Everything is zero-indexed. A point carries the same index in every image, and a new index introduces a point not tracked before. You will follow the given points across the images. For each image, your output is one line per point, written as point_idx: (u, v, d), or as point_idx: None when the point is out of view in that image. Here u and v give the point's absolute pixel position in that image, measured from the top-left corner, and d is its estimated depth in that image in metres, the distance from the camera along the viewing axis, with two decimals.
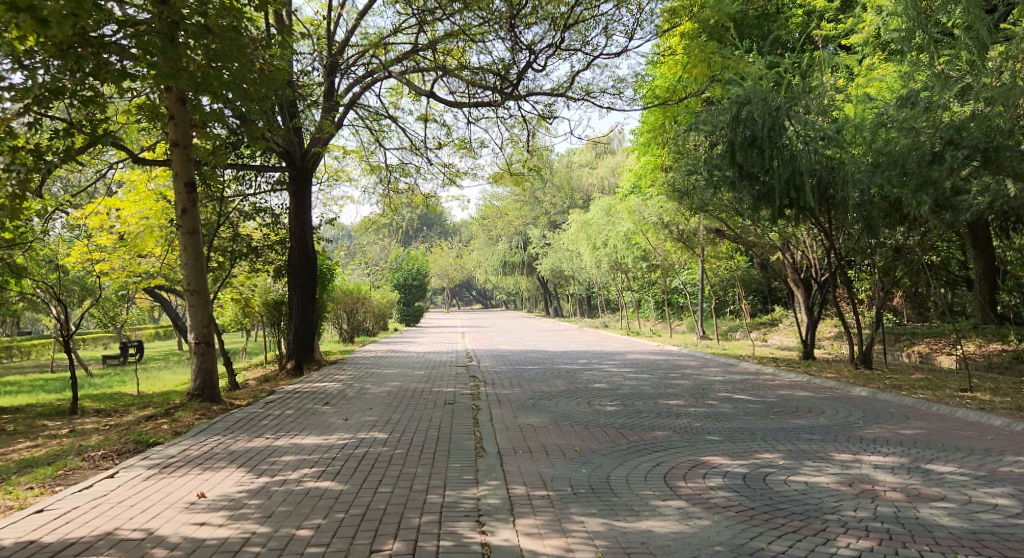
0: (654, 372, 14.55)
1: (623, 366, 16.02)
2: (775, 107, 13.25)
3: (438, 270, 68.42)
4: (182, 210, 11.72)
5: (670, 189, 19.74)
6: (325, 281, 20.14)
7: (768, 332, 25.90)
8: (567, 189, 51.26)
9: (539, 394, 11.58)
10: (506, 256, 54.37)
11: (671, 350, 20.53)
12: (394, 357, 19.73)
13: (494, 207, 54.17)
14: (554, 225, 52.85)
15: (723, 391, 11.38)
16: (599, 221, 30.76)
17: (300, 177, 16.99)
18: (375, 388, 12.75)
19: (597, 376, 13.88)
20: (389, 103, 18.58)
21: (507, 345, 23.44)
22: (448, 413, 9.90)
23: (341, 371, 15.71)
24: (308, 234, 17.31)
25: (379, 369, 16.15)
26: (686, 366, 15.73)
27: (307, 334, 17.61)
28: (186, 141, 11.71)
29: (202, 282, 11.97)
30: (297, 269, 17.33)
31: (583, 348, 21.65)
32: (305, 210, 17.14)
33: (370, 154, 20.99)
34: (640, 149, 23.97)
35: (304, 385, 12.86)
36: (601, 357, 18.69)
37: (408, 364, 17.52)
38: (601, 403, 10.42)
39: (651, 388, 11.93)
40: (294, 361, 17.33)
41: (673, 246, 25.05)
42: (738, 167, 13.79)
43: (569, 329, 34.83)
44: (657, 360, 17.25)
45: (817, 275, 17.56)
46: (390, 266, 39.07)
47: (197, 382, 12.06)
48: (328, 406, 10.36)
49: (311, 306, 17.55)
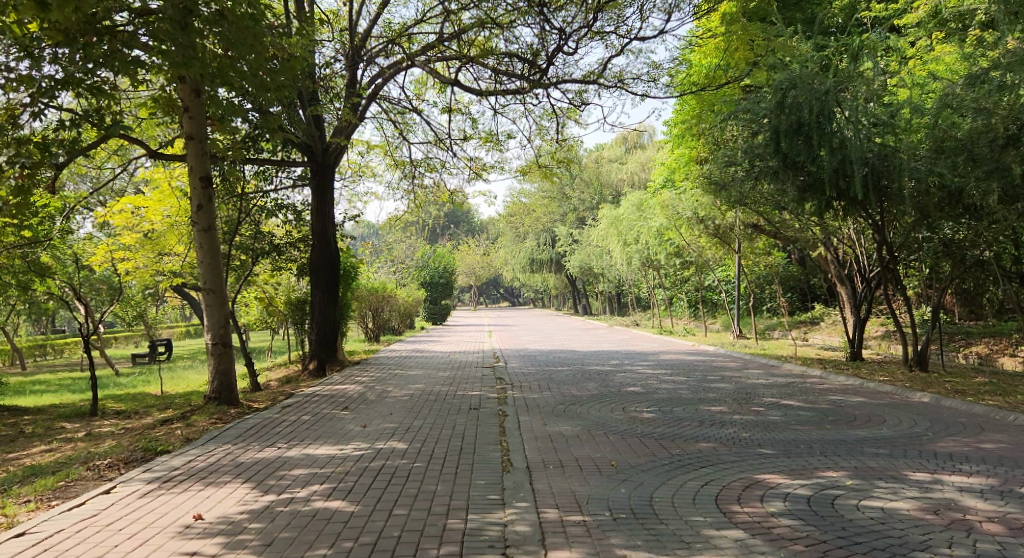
0: (692, 374, 13.82)
1: (658, 367, 15.29)
2: (825, 90, 12.50)
3: (466, 267, 67.97)
4: (197, 206, 11.16)
5: (705, 183, 18.95)
6: (350, 279, 19.65)
7: (808, 331, 24.97)
8: (597, 184, 50.48)
9: (570, 398, 10.93)
10: (535, 253, 53.72)
11: (707, 350, 19.73)
12: (421, 357, 19.19)
13: (521, 203, 53.56)
14: (583, 221, 52.13)
15: (769, 396, 10.64)
16: (630, 217, 30.00)
17: (322, 172, 16.47)
18: (398, 391, 12.19)
19: (632, 379, 13.19)
20: (414, 94, 18.04)
21: (536, 345, 22.79)
22: (474, 419, 9.28)
23: (365, 372, 15.19)
24: (330, 232, 16.78)
25: (404, 370, 15.62)
26: (725, 367, 14.96)
27: (330, 335, 17.09)
28: (201, 136, 11.09)
29: (219, 281, 11.44)
30: (319, 267, 16.82)
31: (615, 348, 20.94)
32: (327, 206, 16.61)
33: (395, 148, 20.47)
34: (673, 142, 23.17)
35: (325, 388, 12.34)
36: (634, 358, 17.95)
37: (434, 365, 16.95)
38: (638, 409, 9.76)
39: (690, 392, 11.23)
40: (316, 362, 16.81)
41: (708, 242, 24.22)
42: (784, 156, 13.09)
43: (599, 328, 34.11)
44: (694, 361, 16.48)
45: (864, 271, 16.67)
46: (417, 263, 38.59)
47: (213, 384, 11.54)
48: (347, 411, 9.79)
49: (334, 306, 17.02)
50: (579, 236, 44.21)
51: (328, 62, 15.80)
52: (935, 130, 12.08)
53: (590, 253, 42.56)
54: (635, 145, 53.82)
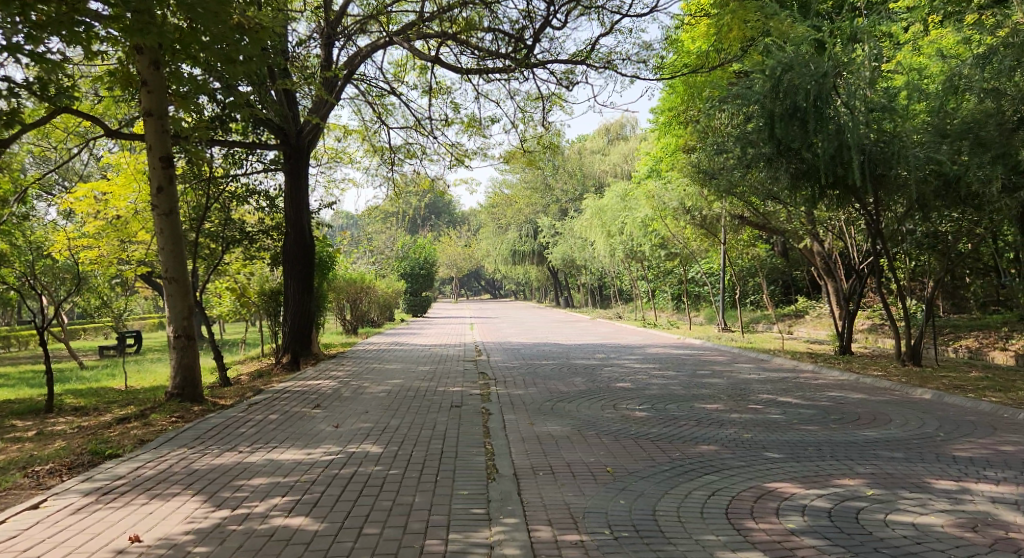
0: (681, 369, 13.32)
1: (646, 361, 14.78)
2: (823, 73, 11.98)
3: (447, 259, 67.29)
4: (157, 188, 10.48)
5: (694, 172, 18.36)
6: (325, 270, 18.91)
7: (794, 324, 24.59)
8: (580, 175, 50.00)
9: (556, 395, 10.37)
10: (516, 245, 53.16)
11: (693, 343, 19.26)
12: (399, 350, 18.52)
13: (503, 194, 52.97)
14: (565, 213, 51.65)
15: (765, 392, 10.14)
16: (614, 208, 29.49)
17: (295, 156, 15.75)
18: (375, 386, 11.56)
19: (619, 374, 12.65)
20: (394, 77, 17.36)
21: (518, 338, 22.22)
22: (455, 418, 8.67)
23: (341, 366, 14.53)
24: (304, 219, 16.07)
25: (382, 364, 14.97)
26: (714, 362, 14.44)
27: (304, 327, 16.36)
28: (160, 111, 10.44)
29: (182, 268, 10.76)
30: (292, 256, 16.11)
31: (599, 341, 20.42)
32: (301, 192, 15.91)
33: (373, 134, 19.78)
34: (659, 130, 22.64)
35: (297, 384, 11.68)
36: (620, 351, 17.43)
37: (412, 358, 16.29)
38: (629, 407, 9.22)
39: (681, 388, 10.70)
40: (289, 355, 16.06)
41: (694, 233, 23.74)
42: (777, 142, 12.56)
43: (582, 321, 33.65)
44: (682, 355, 15.98)
45: (855, 262, 16.20)
46: (396, 254, 37.86)
47: (176, 379, 10.84)
48: (318, 409, 9.15)
49: (307, 296, 16.30)
50: (561, 227, 43.70)
51: (302, 42, 15.04)
52: (937, 114, 11.63)
53: (572, 244, 42.07)
54: (617, 136, 53.40)
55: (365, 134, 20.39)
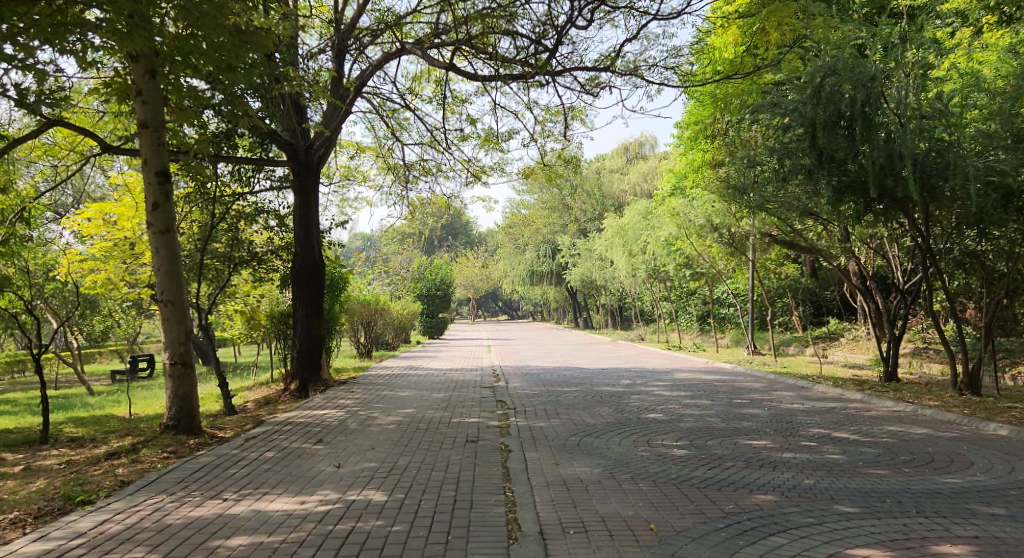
0: (715, 397, 12.37)
1: (676, 388, 13.83)
2: (871, 76, 11.08)
3: (464, 280, 66.55)
4: (152, 205, 9.75)
5: (725, 188, 17.42)
6: (337, 291, 18.15)
7: (827, 347, 23.51)
8: (599, 195, 49.22)
9: (583, 428, 9.48)
10: (534, 265, 52.27)
11: (723, 368, 18.26)
12: (414, 375, 17.69)
13: (520, 215, 52.24)
14: (583, 233, 50.83)
15: (813, 426, 9.20)
16: (636, 227, 28.58)
17: (304, 172, 14.98)
18: (385, 417, 10.72)
19: (649, 402, 11.73)
20: (409, 90, 16.67)
21: (538, 362, 21.30)
22: (471, 457, 7.81)
23: (352, 394, 13.72)
24: (314, 239, 15.30)
25: (395, 391, 14.13)
26: (750, 389, 13.47)
27: (314, 351, 15.60)
28: (157, 124, 9.69)
29: (179, 292, 10.00)
30: (301, 277, 15.35)
31: (623, 366, 19.46)
32: (310, 210, 15.13)
33: (388, 150, 19.11)
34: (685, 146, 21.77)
35: (302, 414, 10.86)
36: (646, 377, 16.49)
37: (427, 385, 15.44)
38: (664, 443, 8.31)
39: (720, 420, 9.76)
40: (298, 381, 15.31)
41: (721, 253, 22.76)
42: (818, 152, 11.65)
43: (603, 343, 32.67)
44: (713, 381, 15.02)
45: (900, 282, 15.21)
46: (412, 275, 37.14)
47: (171, 410, 10.08)
48: (320, 444, 8.34)
49: (317, 319, 15.54)
50: (580, 247, 42.83)
51: (312, 53, 14.32)
52: None
53: (591, 264, 41.17)
54: (636, 155, 52.64)
55: (379, 152, 19.67)
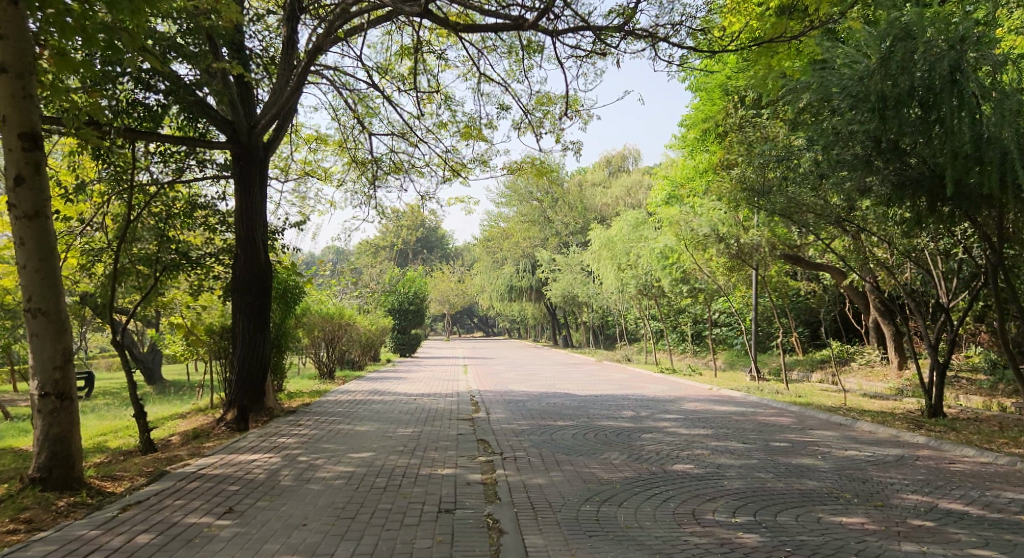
0: (747, 439, 10.02)
1: (693, 425, 11.46)
2: (960, 35, 8.85)
3: (439, 295, 64.11)
4: (15, 179, 7.40)
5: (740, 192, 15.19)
6: (288, 302, 15.61)
7: (838, 372, 21.32)
8: (581, 208, 47.36)
9: (595, 487, 7.08)
10: (514, 280, 49.73)
11: (734, 398, 15.95)
12: (379, 403, 15.12)
13: (499, 228, 50.03)
14: (564, 247, 48.73)
15: (903, 488, 6.85)
16: (626, 239, 26.35)
17: (248, 160, 12.41)
18: (332, 465, 8.25)
19: (669, 446, 9.34)
20: (379, 70, 14.38)
21: (521, 387, 18.84)
22: (443, 543, 5.40)
23: (298, 428, 11.17)
24: (259, 241, 12.75)
25: (352, 426, 11.62)
26: (783, 428, 11.15)
27: (256, 373, 13.02)
28: (22, 70, 7.41)
29: (54, 299, 7.61)
30: (242, 286, 12.80)
31: (618, 393, 17.10)
32: (254, 205, 12.58)
33: (354, 143, 16.74)
34: (687, 147, 19.64)
35: (223, 460, 8.37)
36: (650, 408, 14.12)
37: (393, 416, 12.91)
38: (714, 517, 5.94)
39: (772, 477, 7.39)
40: (235, 410, 12.73)
41: (724, 268, 20.57)
42: (880, 137, 9.47)
43: (589, 364, 30.34)
44: (732, 415, 12.71)
45: (948, 300, 12.99)
46: (384, 288, 34.65)
47: (41, 457, 7.66)
48: (229, 519, 5.95)
49: (261, 335, 12.98)
50: (561, 261, 40.59)
51: (258, 15, 11.99)
52: None
53: (574, 279, 38.90)
54: (619, 168, 50.78)
55: (345, 146, 17.24)
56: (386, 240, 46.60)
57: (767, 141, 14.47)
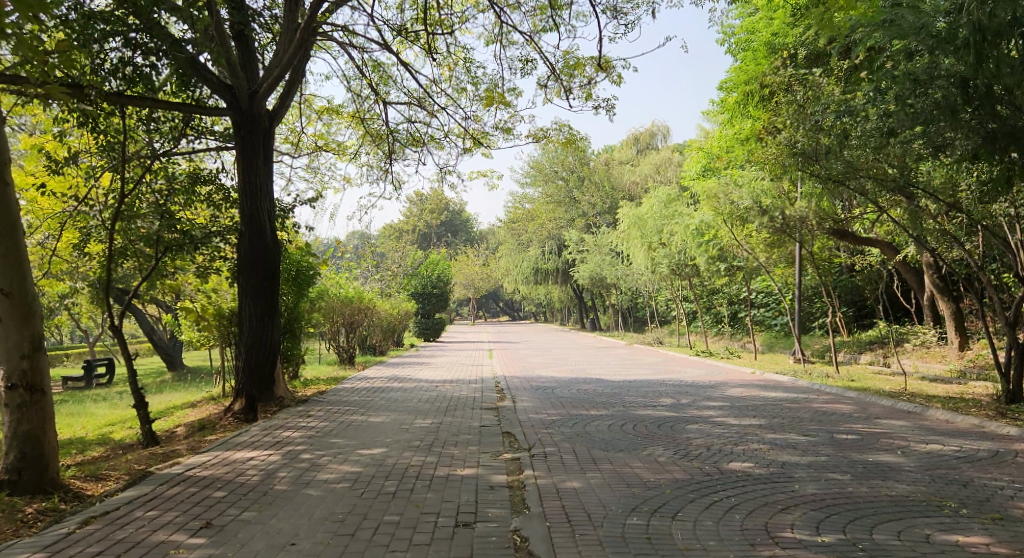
0: (807, 430, 8.93)
1: (742, 414, 10.37)
2: None
3: (464, 279, 63.16)
4: None
5: (789, 158, 13.88)
6: (301, 285, 14.66)
7: (887, 354, 20.05)
8: (608, 186, 46.44)
9: (642, 493, 6.02)
10: (538, 262, 48.35)
11: (780, 382, 14.76)
12: (398, 391, 14.17)
13: (524, 209, 49.08)
14: (590, 228, 47.73)
15: (1015, 495, 5.71)
16: (657, 216, 25.06)
17: (250, 129, 11.38)
18: (340, 464, 7.26)
19: (720, 440, 8.24)
20: (396, 33, 13.41)
21: (550, 372, 17.84)
22: None
23: (307, 420, 10.21)
24: (265, 218, 11.75)
25: (367, 417, 10.65)
26: (843, 417, 10.02)
27: (266, 361, 12.05)
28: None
29: (17, 278, 6.64)
30: (248, 268, 11.84)
31: (654, 378, 15.97)
32: (258, 179, 11.56)
33: (369, 114, 15.80)
34: (727, 114, 18.39)
35: (216, 458, 7.41)
36: (691, 395, 13.03)
37: (411, 405, 11.94)
38: (795, 535, 4.86)
39: (851, 480, 6.28)
40: (243, 399, 11.80)
41: (765, 244, 19.25)
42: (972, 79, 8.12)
43: (619, 348, 29.29)
44: (783, 403, 11.54)
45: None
46: (406, 272, 33.71)
47: (10, 457, 6.72)
48: (207, 537, 4.97)
49: (269, 320, 12.02)
50: (588, 242, 39.39)
51: None
52: None
53: (601, 260, 37.71)
54: (647, 146, 49.28)
55: (360, 118, 16.15)
56: (409, 223, 45.71)
57: (820, 102, 13.14)
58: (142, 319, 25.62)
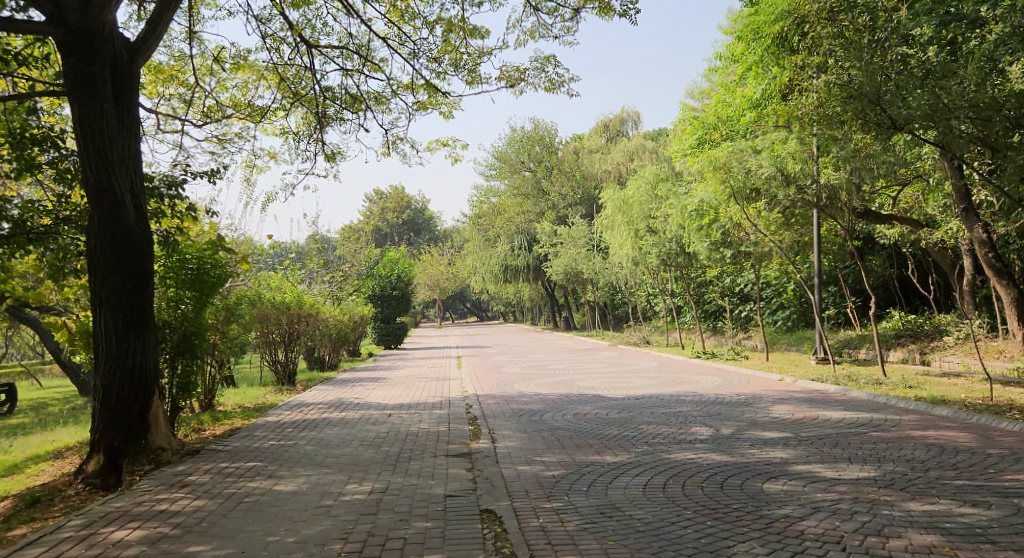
0: (960, 492, 5.64)
1: (828, 456, 7.04)
2: None
3: (428, 279, 59.69)
4: None
5: (840, 100, 10.47)
6: (203, 288, 11.08)
7: (926, 347, 17.00)
8: (579, 175, 43.97)
9: None
10: (508, 259, 43.68)
11: (828, 394, 11.53)
12: (336, 427, 10.63)
13: (489, 204, 46.26)
14: (561, 221, 44.91)
15: None
16: (644, 200, 21.80)
17: (88, 56, 8.11)
18: None
19: (844, 523, 4.94)
20: None
21: (532, 387, 14.51)
22: None
23: (179, 501, 6.69)
24: (123, 190, 8.42)
25: (275, 485, 7.19)
26: (982, 458, 6.76)
27: (135, 396, 8.70)
28: None
29: None
30: (100, 262, 8.48)
31: (665, 392, 12.64)
32: (107, 132, 8.22)
33: (298, 69, 12.48)
34: (748, 54, 15.34)
35: None
36: (727, 419, 9.70)
37: (344, 456, 8.44)
38: None
39: None
40: (102, 454, 8.49)
41: (782, 224, 16.13)
42: None
43: (604, 350, 26.09)
44: (868, 431, 8.26)
45: None
46: (361, 272, 30.32)
47: None
48: None
49: (135, 337, 8.68)
50: (561, 234, 36.13)
51: None
52: None
53: (578, 254, 34.50)
54: (617, 133, 46.06)
55: (283, 76, 12.97)
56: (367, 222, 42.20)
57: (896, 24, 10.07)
58: (46, 337, 21.66)
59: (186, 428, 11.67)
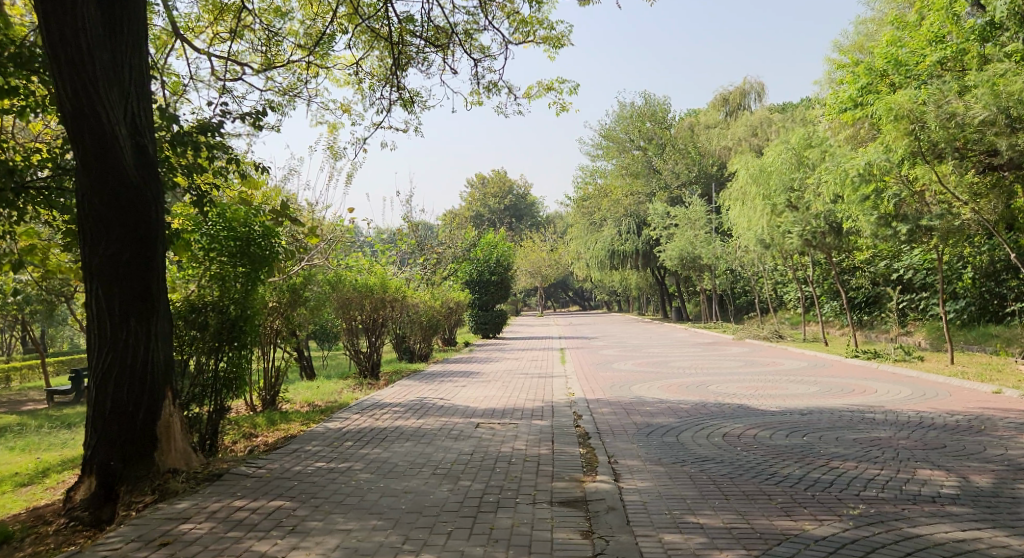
0: None
1: None
2: None
3: (530, 265, 57.50)
4: None
5: None
6: (255, 265, 8.36)
7: None
8: (694, 152, 40.52)
9: None
10: (615, 243, 39.89)
11: None
12: (410, 443, 8.16)
13: (596, 185, 43.47)
14: (674, 202, 41.52)
15: None
16: (786, 169, 18.44)
17: None
18: None
19: None
20: None
21: (659, 392, 11.70)
22: None
23: None
24: (115, 122, 5.96)
25: (293, 549, 4.74)
26: None
27: (139, 399, 6.22)
28: None
29: None
30: (92, 224, 6.04)
31: (841, 408, 9.57)
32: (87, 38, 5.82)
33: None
34: None
35: None
36: (965, 458, 6.62)
37: (406, 496, 5.90)
38: None
39: None
40: (93, 478, 6.08)
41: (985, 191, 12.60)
42: None
43: (730, 344, 22.90)
44: None
45: None
46: (459, 255, 28.19)
47: None
48: None
49: (137, 323, 6.20)
50: (676, 215, 32.89)
51: None
52: None
53: (695, 236, 31.23)
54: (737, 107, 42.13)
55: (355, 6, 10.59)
56: None
57: None
58: None
59: (233, 434, 9.42)
